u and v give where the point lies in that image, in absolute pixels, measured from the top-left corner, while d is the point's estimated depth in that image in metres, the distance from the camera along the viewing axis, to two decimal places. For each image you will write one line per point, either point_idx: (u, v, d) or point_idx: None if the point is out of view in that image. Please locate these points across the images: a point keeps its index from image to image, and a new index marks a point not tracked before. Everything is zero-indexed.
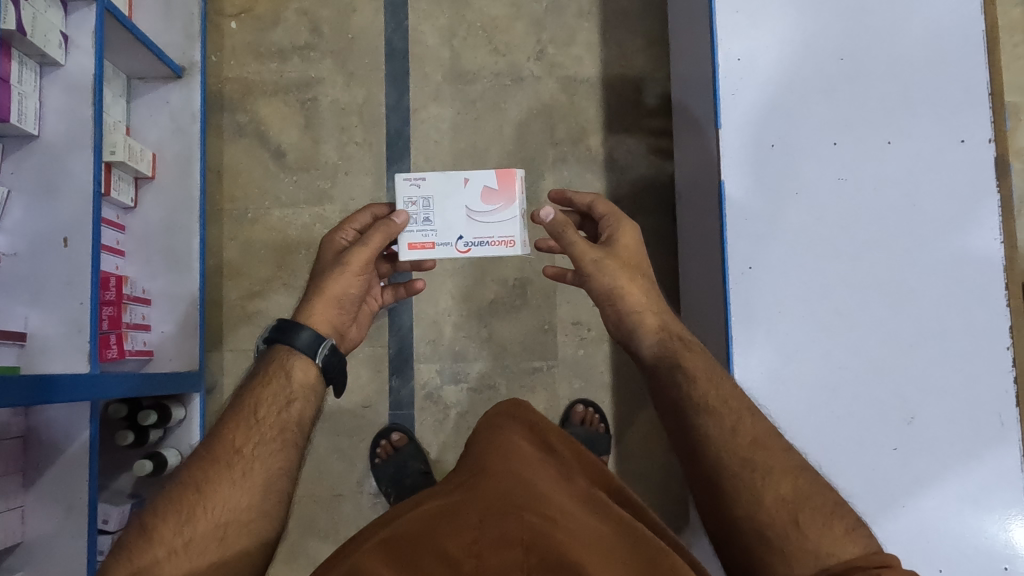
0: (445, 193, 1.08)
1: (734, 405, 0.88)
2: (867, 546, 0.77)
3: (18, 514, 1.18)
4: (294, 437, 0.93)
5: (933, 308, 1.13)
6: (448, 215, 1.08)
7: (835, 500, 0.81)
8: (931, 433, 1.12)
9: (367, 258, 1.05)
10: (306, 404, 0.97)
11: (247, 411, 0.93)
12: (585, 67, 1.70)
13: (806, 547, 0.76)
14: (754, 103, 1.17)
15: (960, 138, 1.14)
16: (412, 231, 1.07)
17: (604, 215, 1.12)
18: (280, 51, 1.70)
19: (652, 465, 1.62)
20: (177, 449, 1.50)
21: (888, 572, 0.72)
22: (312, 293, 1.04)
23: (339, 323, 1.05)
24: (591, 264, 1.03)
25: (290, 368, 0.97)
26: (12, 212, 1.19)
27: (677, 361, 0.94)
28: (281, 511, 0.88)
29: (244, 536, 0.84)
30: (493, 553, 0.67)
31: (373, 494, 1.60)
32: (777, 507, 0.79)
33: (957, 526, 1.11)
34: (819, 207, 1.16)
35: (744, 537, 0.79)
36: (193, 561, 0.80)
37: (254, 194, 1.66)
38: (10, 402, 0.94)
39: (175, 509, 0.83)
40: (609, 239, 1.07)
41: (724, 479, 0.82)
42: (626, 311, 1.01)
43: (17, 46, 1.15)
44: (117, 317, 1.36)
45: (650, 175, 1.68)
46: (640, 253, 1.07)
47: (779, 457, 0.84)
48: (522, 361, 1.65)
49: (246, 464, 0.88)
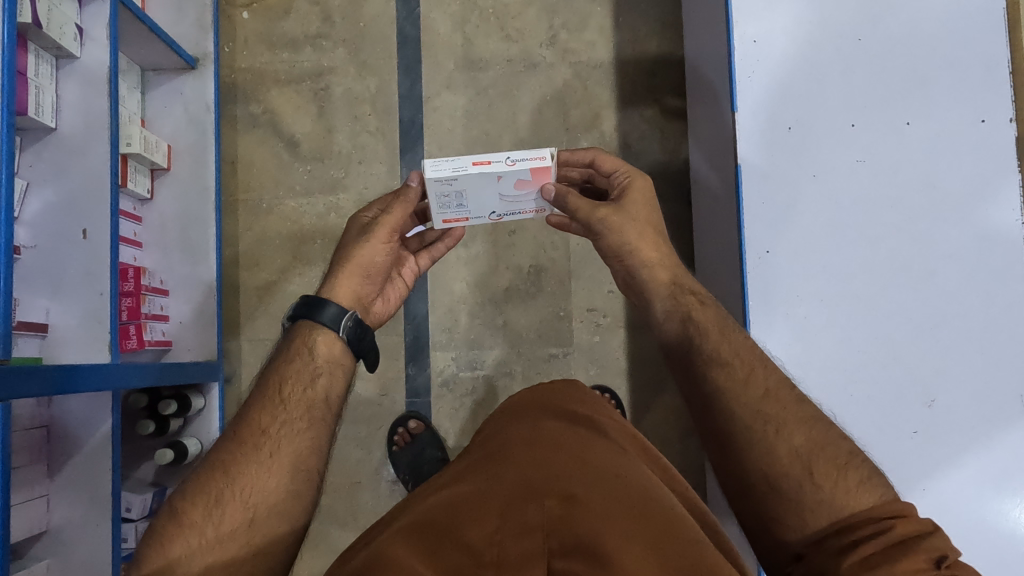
0: (479, 187, 0.95)
1: (746, 358, 0.87)
2: (884, 495, 0.75)
3: (43, 503, 1.20)
4: (322, 414, 0.93)
5: (955, 289, 1.12)
6: (481, 200, 0.99)
7: (850, 450, 0.79)
8: (952, 414, 1.12)
9: (390, 229, 1.03)
10: (332, 379, 0.96)
11: (273, 390, 0.93)
12: (597, 52, 1.69)
13: (821, 498, 0.74)
14: (770, 86, 1.17)
15: (981, 118, 1.13)
16: (445, 212, 1.02)
17: (612, 171, 1.05)
18: (292, 40, 1.70)
19: (669, 450, 1.62)
20: (197, 437, 1.52)
21: (902, 521, 0.71)
22: (336, 265, 1.03)
23: (363, 295, 1.04)
24: (600, 222, 1.00)
25: (313, 344, 0.97)
26: (31, 206, 1.20)
27: (688, 315, 0.93)
28: (310, 489, 0.89)
29: (274, 519, 0.85)
30: (514, 541, 0.67)
31: (391, 481, 1.61)
32: (791, 458, 0.77)
33: (978, 508, 1.11)
34: (837, 188, 1.15)
35: (758, 491, 0.78)
36: (225, 547, 0.81)
37: (269, 184, 1.67)
38: (30, 392, 0.95)
39: (203, 493, 0.84)
40: (619, 198, 1.02)
41: (737, 431, 0.81)
42: (636, 265, 1.00)
43: (33, 39, 1.15)
44: (136, 307, 1.38)
45: (664, 160, 1.67)
46: (651, 208, 1.02)
47: (791, 409, 0.82)
48: (538, 347, 1.65)
49: (273, 445, 0.88)
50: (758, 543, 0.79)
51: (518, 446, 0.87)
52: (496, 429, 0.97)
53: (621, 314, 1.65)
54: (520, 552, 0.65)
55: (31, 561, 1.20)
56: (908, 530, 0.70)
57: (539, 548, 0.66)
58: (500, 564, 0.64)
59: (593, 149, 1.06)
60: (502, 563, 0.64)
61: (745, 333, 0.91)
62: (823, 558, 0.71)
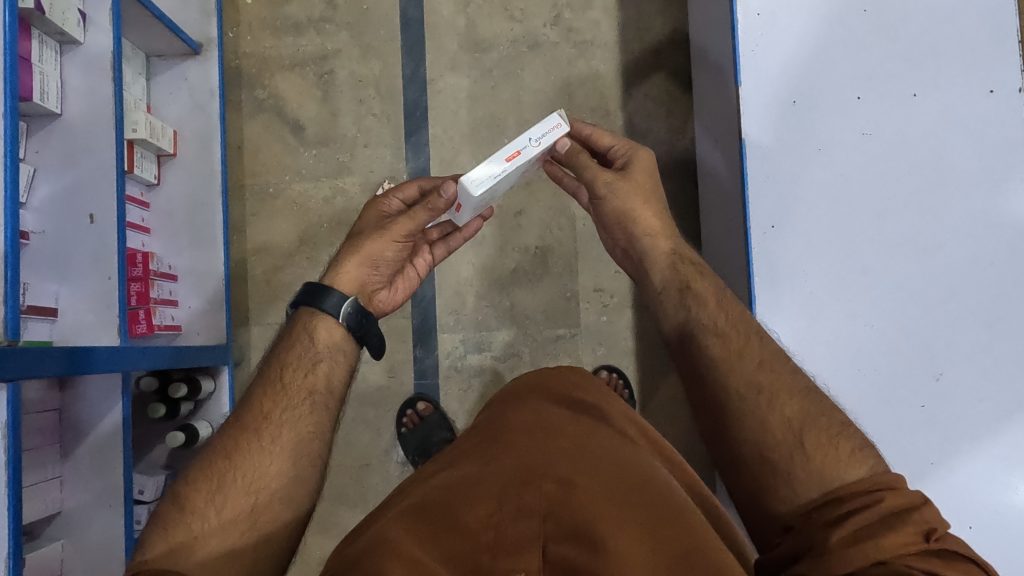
0: (512, 175, 0.98)
1: (743, 329, 0.88)
2: (875, 466, 0.74)
3: (56, 484, 1.22)
4: (323, 399, 0.94)
5: (963, 263, 1.11)
6: (510, 183, 1.04)
7: (842, 421, 0.78)
8: (960, 389, 1.11)
9: (407, 229, 1.05)
10: (333, 364, 0.98)
11: (274, 376, 0.94)
12: (602, 31, 1.68)
13: (811, 469, 0.74)
14: (774, 60, 1.16)
15: (990, 89, 1.11)
16: (475, 207, 1.04)
17: (610, 146, 1.07)
18: (296, 24, 1.70)
19: (678, 430, 1.62)
20: (208, 420, 1.53)
21: (891, 494, 0.69)
22: (346, 249, 1.05)
23: (369, 282, 1.05)
24: (604, 186, 1.02)
25: (315, 328, 0.98)
26: (39, 192, 1.21)
27: (686, 285, 0.95)
28: (313, 474, 0.89)
29: (276, 505, 0.85)
30: (511, 523, 0.66)
31: (400, 463, 1.62)
32: (783, 429, 0.78)
33: (986, 482, 1.10)
34: (843, 162, 1.14)
35: (750, 461, 0.78)
36: (228, 532, 0.80)
37: (275, 169, 1.68)
38: (25, 372, 0.92)
39: (206, 478, 0.84)
40: (623, 168, 1.04)
41: (730, 403, 0.82)
42: (639, 233, 1.01)
43: (36, 25, 1.16)
44: (144, 293, 1.39)
45: (671, 140, 1.66)
46: (653, 180, 1.04)
47: (785, 379, 0.82)
48: (545, 329, 1.65)
49: (275, 430, 0.89)
50: (749, 515, 0.79)
51: (515, 432, 0.86)
52: (494, 417, 0.98)
53: (628, 294, 1.65)
54: (517, 535, 0.64)
55: (45, 542, 1.22)
56: (896, 503, 0.69)
57: (535, 530, 0.65)
58: (497, 548, 0.63)
59: (590, 123, 1.07)
60: (499, 547, 0.63)
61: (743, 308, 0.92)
62: (810, 530, 0.71)
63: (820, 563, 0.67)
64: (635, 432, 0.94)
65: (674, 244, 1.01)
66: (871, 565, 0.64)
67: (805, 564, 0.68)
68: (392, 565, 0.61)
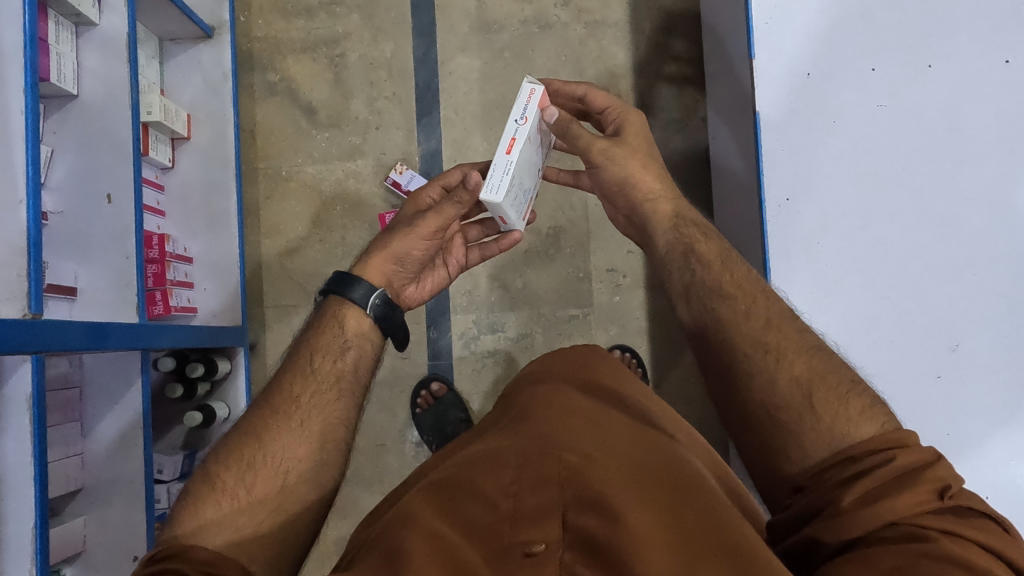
0: (525, 159, 0.99)
1: (749, 289, 0.90)
2: (886, 423, 0.74)
3: (78, 461, 1.23)
4: (351, 385, 0.95)
5: (979, 233, 1.11)
6: (530, 170, 1.06)
7: (851, 379, 0.79)
8: (976, 360, 1.11)
9: (437, 226, 1.03)
10: (361, 352, 0.98)
11: (304, 360, 0.95)
12: (613, 10, 1.68)
13: (822, 428, 0.75)
14: (788, 33, 1.15)
15: (1005, 59, 1.11)
16: (520, 206, 1.05)
17: (604, 107, 1.10)
18: (306, 8, 1.70)
19: (692, 408, 1.63)
20: (225, 402, 1.55)
21: (903, 452, 0.70)
22: (377, 243, 1.05)
23: (395, 279, 1.06)
24: (601, 154, 1.04)
25: (343, 317, 0.99)
26: (56, 172, 1.21)
27: (691, 246, 0.97)
28: (338, 458, 0.90)
29: (304, 484, 0.85)
30: (530, 493, 0.65)
31: (415, 443, 1.63)
32: (791, 387, 0.79)
33: (1002, 451, 1.11)
34: (858, 134, 1.14)
35: (759, 420, 0.80)
36: (257, 512, 0.81)
37: (287, 152, 1.68)
38: (48, 344, 0.93)
39: (236, 458, 0.85)
40: (616, 132, 1.07)
41: (741, 363, 0.83)
42: (640, 198, 1.04)
43: (53, 5, 1.17)
44: (161, 274, 1.40)
45: (682, 119, 1.66)
46: (648, 141, 1.07)
47: (793, 338, 0.83)
48: (557, 309, 1.65)
49: (304, 414, 0.89)
50: (759, 474, 0.80)
51: (532, 411, 0.86)
52: (513, 397, 0.98)
53: (641, 274, 1.65)
54: (536, 504, 0.64)
55: (67, 518, 1.23)
56: (908, 461, 0.69)
57: (554, 500, 0.64)
58: (516, 516, 0.62)
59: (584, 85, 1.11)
60: (518, 515, 0.62)
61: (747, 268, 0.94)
62: (823, 490, 0.71)
63: (836, 523, 0.67)
64: (657, 415, 0.94)
65: (682, 214, 1.02)
66: (884, 526, 0.65)
67: (817, 525, 0.69)
68: (414, 537, 0.61)
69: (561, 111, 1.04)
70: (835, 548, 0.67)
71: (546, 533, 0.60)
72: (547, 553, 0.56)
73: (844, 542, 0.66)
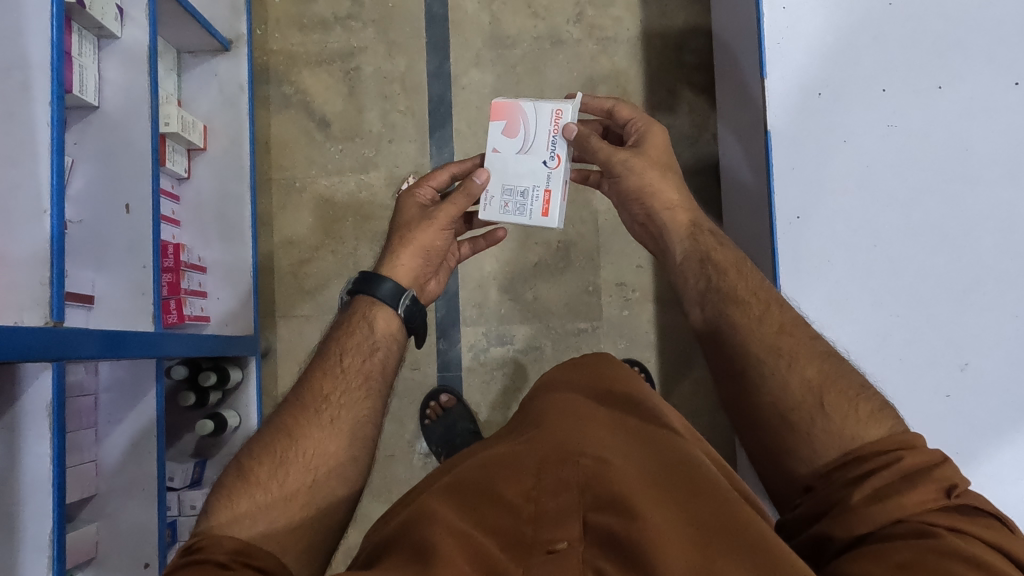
0: (502, 171, 1.12)
1: (762, 297, 0.92)
2: (894, 425, 0.77)
3: (92, 468, 1.25)
4: (378, 384, 0.97)
5: (989, 254, 1.12)
6: (520, 175, 1.12)
7: (861, 384, 0.82)
8: (984, 379, 1.12)
9: (451, 217, 1.09)
10: (388, 352, 1.01)
11: (333, 359, 0.96)
12: (625, 26, 1.70)
13: (830, 429, 0.78)
14: (800, 52, 1.17)
15: (1015, 81, 1.13)
16: (533, 205, 1.11)
17: (628, 120, 1.14)
18: (322, 21, 1.72)
19: (699, 423, 1.64)
20: (237, 412, 1.57)
21: (910, 453, 0.73)
22: (396, 243, 1.09)
23: (421, 274, 1.10)
24: (621, 164, 1.07)
25: (373, 318, 1.02)
26: (76, 181, 1.24)
27: (707, 255, 0.99)
28: (366, 456, 0.92)
29: (333, 481, 0.87)
30: (551, 497, 0.67)
31: (423, 454, 1.64)
32: (802, 390, 0.81)
33: (1011, 471, 1.11)
34: (870, 153, 1.15)
35: (771, 423, 0.82)
36: (290, 505, 0.82)
37: (301, 163, 1.70)
38: (70, 349, 0.94)
39: (269, 454, 0.86)
40: (638, 142, 1.11)
41: (753, 368, 0.85)
42: (657, 207, 1.06)
43: (77, 19, 1.19)
44: (176, 283, 1.41)
45: (692, 135, 1.68)
46: (668, 152, 1.10)
47: (806, 344, 0.86)
48: (566, 322, 1.66)
49: (334, 411, 0.91)
50: (771, 477, 0.83)
51: (547, 415, 0.87)
52: (526, 406, 0.99)
53: (650, 288, 1.67)
54: (557, 507, 0.65)
55: (81, 524, 1.24)
56: (916, 461, 0.72)
57: (574, 504, 0.66)
58: (538, 520, 0.64)
59: (613, 98, 1.16)
60: (541, 520, 0.64)
61: (762, 277, 0.97)
62: (832, 489, 0.74)
63: (845, 520, 0.70)
64: (673, 420, 0.95)
65: (701, 223, 1.04)
66: (890, 523, 0.68)
67: (827, 522, 0.72)
68: (440, 534, 0.62)
69: (573, 126, 1.08)
70: (845, 544, 0.69)
71: (568, 534, 0.62)
72: (568, 550, 0.60)
73: (853, 538, 0.69)
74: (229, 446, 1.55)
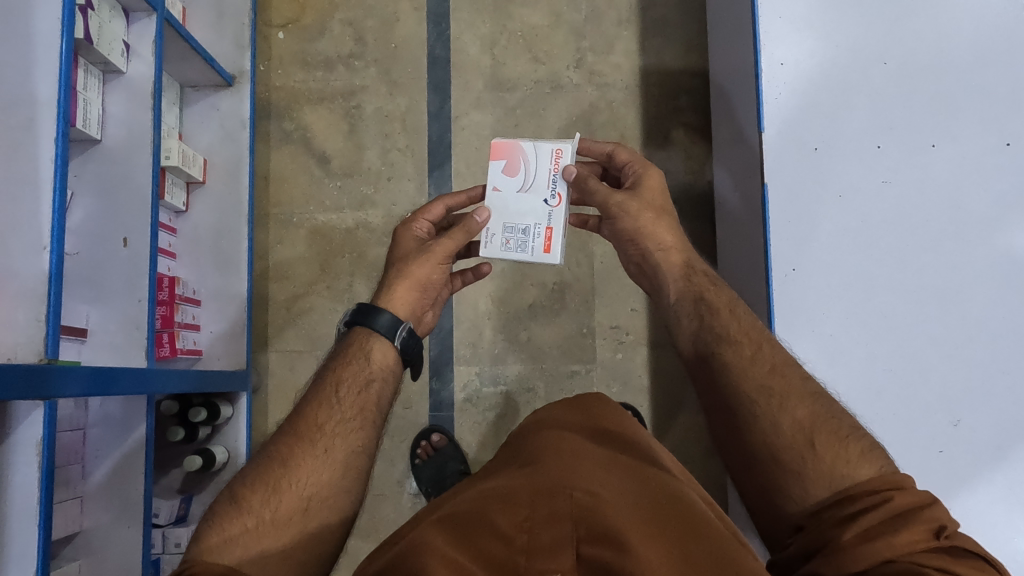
0: (503, 210, 1.13)
1: (755, 337, 0.93)
2: (884, 466, 0.78)
3: (76, 505, 1.23)
4: (374, 415, 0.96)
5: (980, 310, 1.13)
6: (520, 214, 1.13)
7: (852, 424, 0.83)
8: (975, 433, 1.12)
9: (448, 251, 1.09)
10: (384, 383, 1.00)
11: (329, 389, 0.96)
12: (624, 73, 1.73)
13: (822, 468, 0.78)
14: (797, 107, 1.19)
15: (1006, 142, 1.15)
16: (534, 243, 1.12)
17: (626, 163, 1.15)
18: (326, 59, 1.75)
19: (691, 468, 1.63)
20: (226, 446, 1.55)
21: (900, 493, 0.73)
22: (393, 276, 1.09)
23: (419, 308, 1.10)
24: (617, 207, 1.08)
25: (370, 350, 1.01)
26: (75, 214, 1.24)
27: (700, 295, 1.00)
28: (359, 487, 0.91)
29: (325, 511, 0.86)
30: (545, 527, 0.66)
31: (413, 494, 1.63)
32: (794, 430, 0.82)
33: (1004, 528, 1.11)
34: (864, 207, 1.17)
35: (763, 463, 0.83)
36: (279, 533, 0.81)
37: (299, 199, 1.71)
38: (65, 388, 0.94)
39: (262, 482, 0.85)
40: (634, 184, 1.11)
41: (743, 408, 0.86)
42: (653, 248, 1.07)
43: (83, 54, 1.20)
44: (169, 316, 1.41)
45: (688, 181, 1.70)
46: (664, 195, 1.11)
47: (796, 384, 0.87)
48: (560, 363, 1.66)
49: (328, 440, 0.90)
50: (764, 519, 0.82)
51: (543, 451, 0.86)
52: (520, 443, 0.98)
53: (644, 332, 1.67)
54: (552, 537, 0.64)
55: (64, 561, 1.23)
56: (907, 501, 0.72)
57: (568, 535, 0.64)
58: (531, 550, 0.63)
59: (611, 143, 1.18)
60: (535, 550, 0.63)
61: (756, 318, 0.97)
62: (822, 528, 0.74)
63: (836, 559, 0.69)
64: (668, 460, 0.94)
65: (695, 264, 1.05)
66: (883, 563, 0.67)
67: (818, 560, 0.72)
68: (434, 565, 0.61)
69: (574, 168, 1.10)
70: None
71: (562, 566, 0.61)
72: None
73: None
74: (217, 481, 1.53)
